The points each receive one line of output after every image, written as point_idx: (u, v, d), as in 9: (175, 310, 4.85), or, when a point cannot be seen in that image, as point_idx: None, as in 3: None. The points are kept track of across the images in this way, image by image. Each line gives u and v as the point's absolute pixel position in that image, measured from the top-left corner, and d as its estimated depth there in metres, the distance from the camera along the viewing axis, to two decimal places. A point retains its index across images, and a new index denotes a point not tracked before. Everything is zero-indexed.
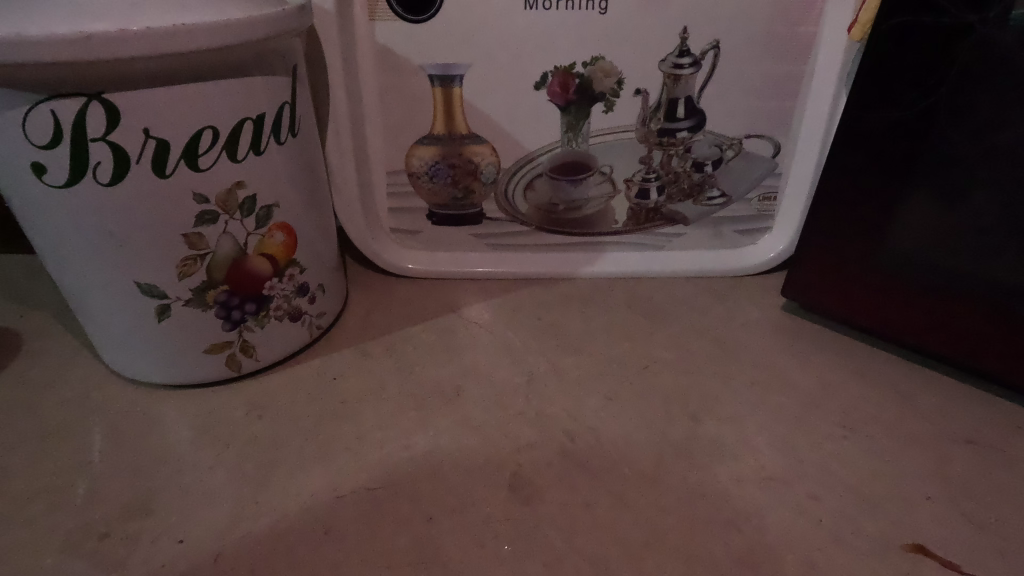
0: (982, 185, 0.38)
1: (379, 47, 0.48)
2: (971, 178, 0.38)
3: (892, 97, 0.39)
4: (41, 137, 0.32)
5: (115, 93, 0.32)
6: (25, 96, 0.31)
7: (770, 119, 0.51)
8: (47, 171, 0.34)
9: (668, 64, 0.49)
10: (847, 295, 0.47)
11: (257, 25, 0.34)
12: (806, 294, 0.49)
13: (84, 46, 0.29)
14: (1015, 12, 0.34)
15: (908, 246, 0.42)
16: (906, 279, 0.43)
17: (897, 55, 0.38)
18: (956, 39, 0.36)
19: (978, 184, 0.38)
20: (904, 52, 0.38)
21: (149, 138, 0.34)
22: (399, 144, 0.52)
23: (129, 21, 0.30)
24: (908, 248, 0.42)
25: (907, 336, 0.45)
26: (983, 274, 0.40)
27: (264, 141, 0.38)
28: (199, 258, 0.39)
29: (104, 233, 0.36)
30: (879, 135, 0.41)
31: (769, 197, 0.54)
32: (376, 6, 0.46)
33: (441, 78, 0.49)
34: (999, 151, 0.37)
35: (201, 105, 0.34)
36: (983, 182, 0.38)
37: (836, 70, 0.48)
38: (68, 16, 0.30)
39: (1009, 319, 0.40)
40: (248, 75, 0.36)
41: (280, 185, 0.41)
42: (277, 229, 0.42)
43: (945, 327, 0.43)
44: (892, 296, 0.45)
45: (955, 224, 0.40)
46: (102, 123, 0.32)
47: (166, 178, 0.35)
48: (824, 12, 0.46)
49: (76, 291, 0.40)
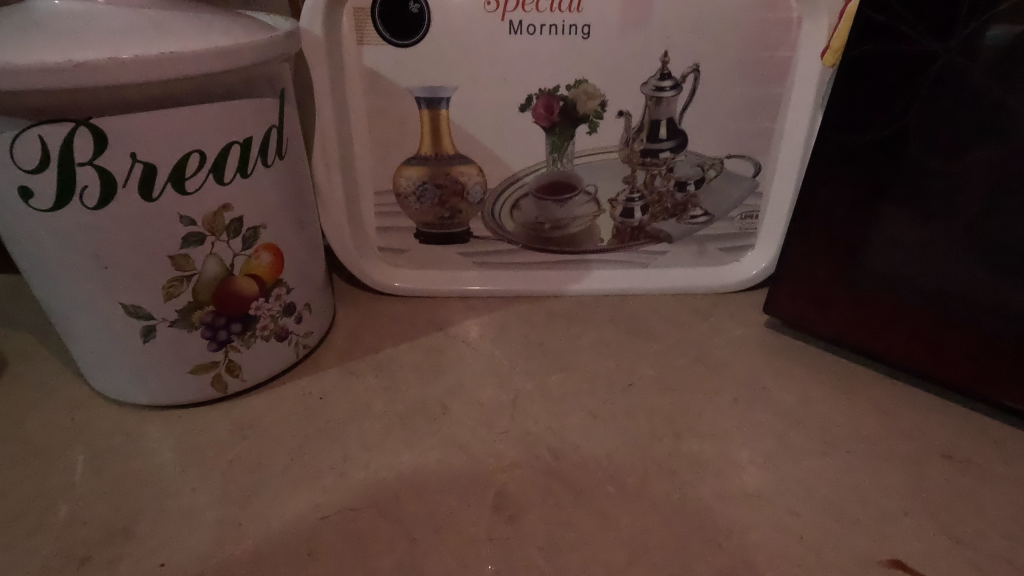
0: (953, 203, 0.39)
1: (366, 70, 0.49)
2: (942, 197, 0.40)
3: (863, 122, 0.41)
4: (29, 162, 0.33)
5: (103, 119, 0.32)
6: (13, 122, 0.32)
7: (750, 140, 0.52)
8: (34, 195, 0.34)
9: (650, 87, 0.50)
10: (827, 312, 0.48)
11: (245, 51, 0.34)
12: (787, 311, 0.50)
13: (73, 74, 0.30)
14: (975, 40, 0.35)
15: (884, 264, 0.44)
16: (886, 297, 0.44)
17: (868, 81, 0.40)
18: (922, 65, 0.38)
19: (949, 202, 0.39)
20: (873, 78, 0.40)
21: (137, 162, 0.34)
22: (386, 164, 0.52)
23: (118, 49, 0.31)
24: (885, 266, 0.44)
25: (886, 352, 0.46)
26: (956, 291, 0.41)
27: (252, 163, 0.39)
28: (186, 279, 0.39)
29: (89, 256, 0.36)
30: (853, 158, 0.42)
31: (750, 215, 0.55)
32: (363, 31, 0.47)
33: (428, 100, 0.50)
34: (967, 171, 0.38)
35: (188, 130, 0.35)
36: (953, 201, 0.39)
37: (813, 93, 0.49)
38: (58, 44, 0.31)
39: (983, 335, 0.41)
40: (236, 100, 0.36)
41: (267, 207, 0.41)
42: (263, 250, 0.42)
43: (923, 343, 0.44)
44: (870, 313, 0.46)
45: (928, 242, 0.41)
46: (89, 148, 0.33)
47: (153, 201, 0.36)
48: (799, 38, 0.48)
49: (61, 313, 0.40)
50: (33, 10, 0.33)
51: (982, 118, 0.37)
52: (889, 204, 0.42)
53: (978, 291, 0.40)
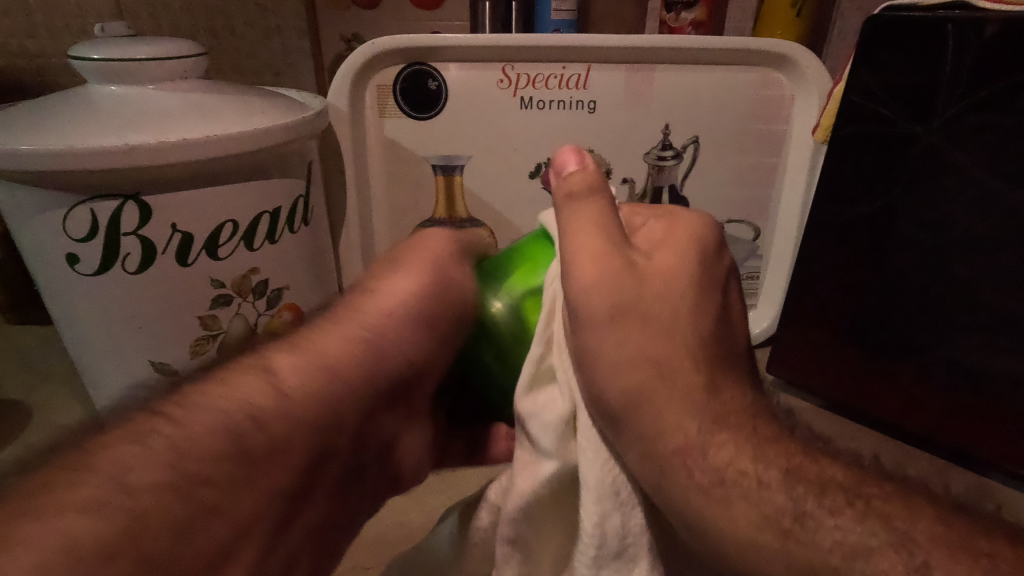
0: (909, 289, 0.44)
1: (386, 140, 0.52)
2: (917, 278, 0.44)
3: (845, 203, 0.46)
4: (79, 232, 0.36)
5: (148, 194, 0.35)
6: (68, 197, 0.35)
7: (749, 207, 0.54)
8: (79, 260, 0.36)
9: (652, 157, 0.53)
10: (857, 381, 0.50)
11: (277, 131, 0.38)
12: (830, 361, 0.51)
13: (126, 156, 0.33)
14: (951, 123, 0.39)
15: (886, 312, 0.46)
16: (900, 308, 0.45)
17: (864, 144, 0.43)
18: (906, 144, 0.41)
19: (939, 287, 0.43)
20: (868, 142, 0.43)
21: (176, 232, 0.37)
22: (403, 228, 0.55)
23: (167, 133, 0.34)
24: (886, 317, 0.46)
25: (911, 418, 0.48)
26: (936, 352, 0.45)
27: (279, 231, 0.42)
28: (211, 338, 0.42)
29: (125, 318, 0.39)
30: (838, 246, 0.47)
31: (753, 276, 0.57)
32: (386, 105, 0.51)
33: (443, 167, 0.53)
34: (941, 251, 0.42)
35: (224, 204, 0.38)
36: (946, 288, 0.43)
37: (806, 162, 0.52)
38: (113, 129, 0.34)
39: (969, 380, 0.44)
40: (268, 175, 0.40)
41: (291, 271, 0.44)
42: (286, 310, 0.45)
43: (935, 394, 0.46)
44: (884, 373, 0.48)
45: (897, 295, 0.45)
46: (134, 220, 0.36)
47: (187, 265, 0.38)
48: (792, 111, 0.51)
49: (92, 368, 0.42)
50: (91, 95, 0.37)
51: (991, 207, 0.39)
52: (930, 278, 0.43)
53: (963, 355, 0.43)
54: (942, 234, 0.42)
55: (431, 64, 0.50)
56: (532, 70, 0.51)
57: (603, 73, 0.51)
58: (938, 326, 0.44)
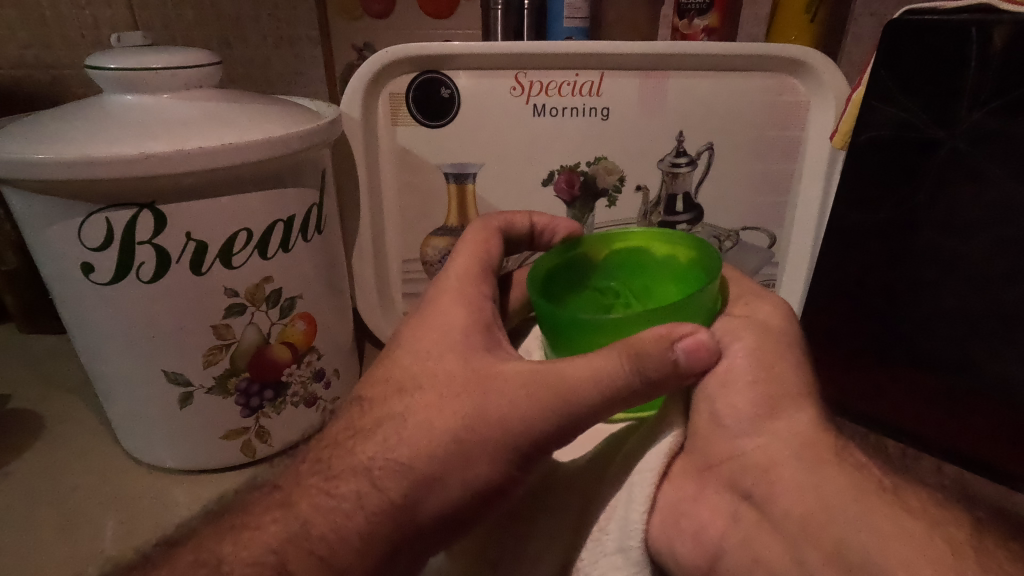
0: (932, 295, 0.43)
1: (399, 148, 0.52)
2: (941, 284, 0.43)
3: (864, 209, 0.45)
4: (94, 241, 0.35)
5: (164, 203, 0.35)
6: (84, 207, 0.35)
7: (766, 215, 0.54)
8: (94, 269, 0.36)
9: (667, 163, 0.53)
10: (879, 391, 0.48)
11: (291, 139, 0.38)
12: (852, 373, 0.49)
13: (143, 165, 0.33)
14: (976, 128, 0.38)
15: (909, 317, 0.45)
16: (928, 313, 0.44)
17: (888, 150, 0.42)
18: (928, 150, 0.40)
19: (965, 293, 0.42)
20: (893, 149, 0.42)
21: (190, 240, 0.37)
22: (415, 236, 0.55)
23: (183, 141, 0.34)
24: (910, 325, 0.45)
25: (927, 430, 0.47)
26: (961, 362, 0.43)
27: (293, 239, 0.41)
28: (224, 347, 0.42)
29: (139, 327, 0.38)
30: (860, 243, 0.46)
31: (768, 286, 0.56)
32: (399, 113, 0.51)
33: (456, 175, 0.53)
34: (964, 258, 0.41)
35: (239, 212, 0.38)
36: (973, 294, 0.41)
37: (822, 170, 0.51)
38: (130, 138, 0.34)
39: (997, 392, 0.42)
40: (283, 184, 0.39)
41: (304, 280, 0.44)
42: (299, 318, 0.45)
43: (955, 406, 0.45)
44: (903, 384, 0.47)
45: (925, 304, 0.44)
46: (149, 228, 0.36)
47: (201, 274, 0.38)
48: (808, 118, 0.50)
49: (105, 378, 0.42)
50: (107, 105, 0.37)
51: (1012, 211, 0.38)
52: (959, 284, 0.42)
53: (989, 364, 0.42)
54: (968, 239, 0.40)
55: (444, 72, 0.50)
56: (546, 78, 0.50)
57: (616, 80, 0.50)
58: (965, 330, 0.42)
